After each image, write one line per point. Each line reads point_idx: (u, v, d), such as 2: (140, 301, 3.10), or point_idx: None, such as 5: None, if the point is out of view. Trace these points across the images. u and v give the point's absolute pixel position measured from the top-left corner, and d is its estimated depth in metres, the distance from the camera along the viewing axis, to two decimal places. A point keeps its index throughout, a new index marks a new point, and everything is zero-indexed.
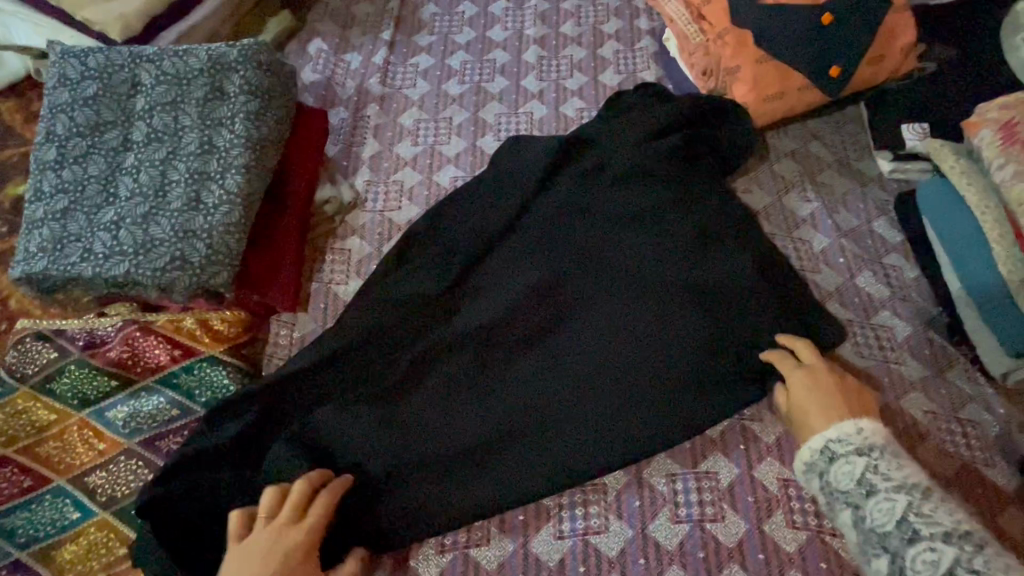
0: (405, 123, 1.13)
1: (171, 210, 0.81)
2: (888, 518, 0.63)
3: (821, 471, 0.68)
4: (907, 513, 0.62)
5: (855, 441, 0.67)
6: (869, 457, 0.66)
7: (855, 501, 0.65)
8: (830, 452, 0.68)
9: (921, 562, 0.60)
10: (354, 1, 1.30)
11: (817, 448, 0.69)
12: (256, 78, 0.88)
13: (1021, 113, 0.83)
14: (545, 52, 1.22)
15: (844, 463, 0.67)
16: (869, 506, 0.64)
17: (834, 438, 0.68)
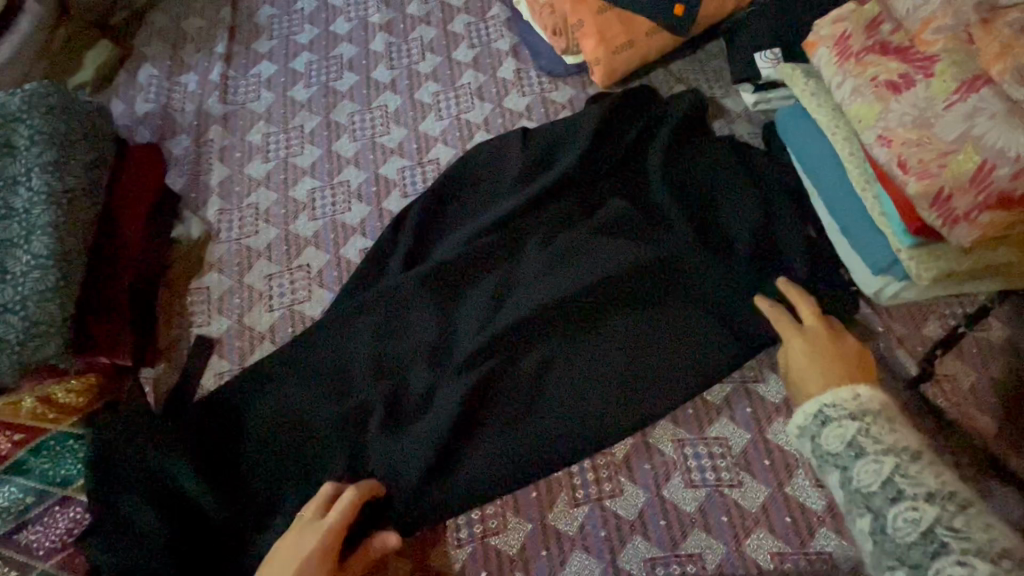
0: (253, 139, 1.06)
1: None
2: (874, 481, 0.54)
3: (814, 437, 0.59)
4: (893, 473, 0.53)
5: (848, 406, 0.58)
6: (861, 421, 0.57)
7: (843, 465, 0.56)
8: (823, 417, 0.59)
9: (902, 520, 0.51)
10: (182, 16, 1.20)
11: (812, 412, 0.60)
12: (49, 125, 0.81)
13: (853, 24, 0.80)
14: (393, 38, 1.15)
15: (836, 428, 0.57)
16: (855, 467, 0.55)
17: (828, 403, 0.59)
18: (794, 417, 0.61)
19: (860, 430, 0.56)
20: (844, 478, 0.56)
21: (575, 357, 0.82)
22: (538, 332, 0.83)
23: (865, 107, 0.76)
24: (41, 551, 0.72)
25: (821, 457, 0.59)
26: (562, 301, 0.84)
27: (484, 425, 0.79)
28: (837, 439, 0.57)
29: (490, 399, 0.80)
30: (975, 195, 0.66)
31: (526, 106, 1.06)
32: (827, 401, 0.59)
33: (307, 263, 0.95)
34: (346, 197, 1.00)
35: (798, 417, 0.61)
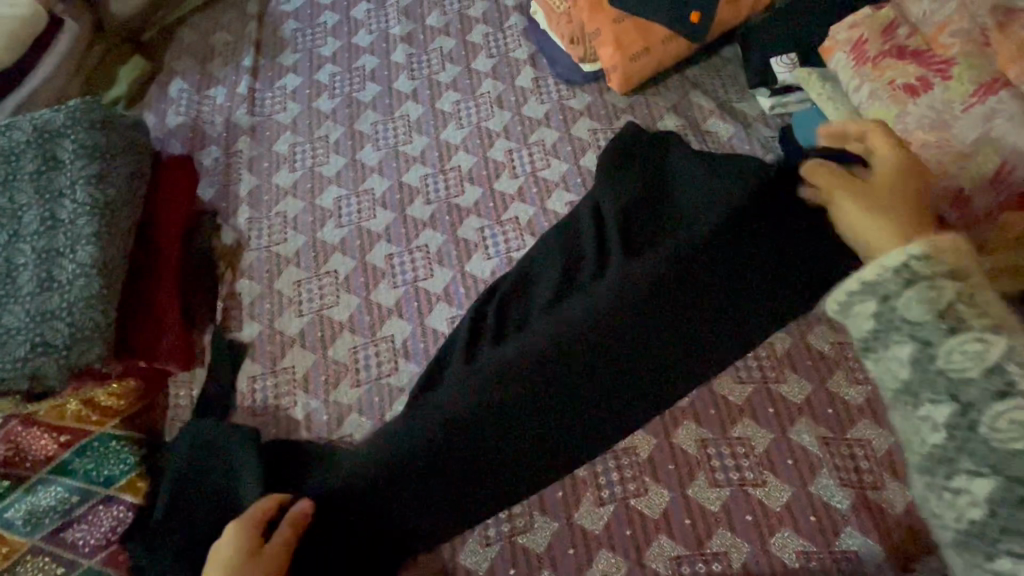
0: (280, 150, 1.09)
1: (25, 295, 0.78)
2: (974, 362, 0.48)
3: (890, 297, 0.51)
4: (1004, 358, 0.47)
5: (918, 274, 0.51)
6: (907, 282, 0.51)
7: (928, 337, 0.50)
8: (915, 272, 0.51)
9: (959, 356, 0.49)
10: (209, 31, 1.24)
11: (888, 268, 0.52)
12: (91, 139, 0.85)
13: (869, 29, 0.81)
14: (414, 49, 1.18)
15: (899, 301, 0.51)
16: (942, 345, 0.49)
17: (917, 254, 0.51)
18: (863, 270, 0.53)
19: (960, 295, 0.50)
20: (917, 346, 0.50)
21: (632, 381, 0.77)
22: (611, 343, 0.77)
23: (883, 110, 0.77)
24: (87, 548, 0.76)
25: (880, 318, 0.52)
26: (648, 313, 0.77)
27: (529, 456, 0.76)
28: (924, 307, 0.50)
29: (542, 432, 0.76)
30: (996, 196, 0.69)
31: (544, 113, 1.08)
32: (916, 254, 0.51)
33: (334, 269, 0.98)
34: (371, 205, 1.03)
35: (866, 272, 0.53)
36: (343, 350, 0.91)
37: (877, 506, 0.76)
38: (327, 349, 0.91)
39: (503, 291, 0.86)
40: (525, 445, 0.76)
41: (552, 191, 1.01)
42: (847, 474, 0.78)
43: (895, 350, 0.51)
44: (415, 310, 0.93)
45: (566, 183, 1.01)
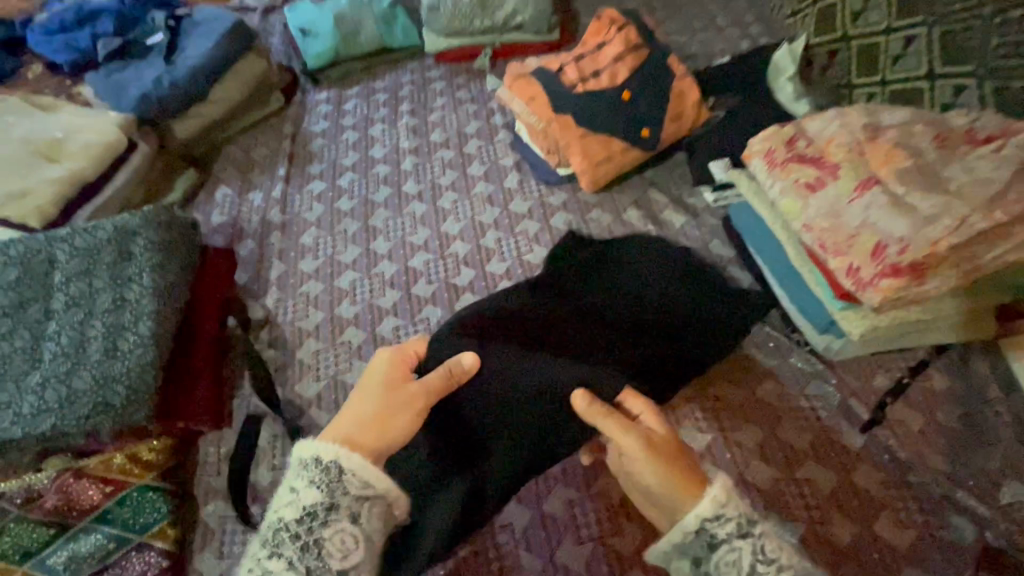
0: (306, 242, 1.30)
1: (91, 362, 0.93)
2: None
3: (697, 561, 0.72)
4: (753, 564, 0.68)
5: (730, 518, 0.69)
6: (751, 538, 0.69)
7: (698, 559, 0.71)
8: (710, 539, 0.70)
9: (724, 564, 0.69)
10: (251, 148, 1.51)
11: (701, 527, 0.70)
12: (158, 235, 1.04)
13: (776, 141, 1.04)
14: (420, 159, 1.43)
15: (729, 550, 0.69)
16: (716, 560, 0.70)
17: (705, 518, 0.69)
18: (673, 538, 0.72)
19: (756, 556, 0.68)
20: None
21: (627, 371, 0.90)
22: (620, 338, 0.93)
23: (790, 203, 0.98)
24: None
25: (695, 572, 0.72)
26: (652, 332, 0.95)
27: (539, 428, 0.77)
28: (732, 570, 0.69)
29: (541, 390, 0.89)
30: (875, 265, 0.83)
31: (527, 208, 1.30)
32: (704, 517, 0.69)
33: (348, 340, 1.13)
34: (381, 285, 1.21)
35: (676, 536, 0.72)
36: None
37: (826, 540, 0.85)
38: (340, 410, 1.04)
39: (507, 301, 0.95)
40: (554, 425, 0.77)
41: (534, 271, 1.19)
42: (797, 510, 0.89)
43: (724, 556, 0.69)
44: None
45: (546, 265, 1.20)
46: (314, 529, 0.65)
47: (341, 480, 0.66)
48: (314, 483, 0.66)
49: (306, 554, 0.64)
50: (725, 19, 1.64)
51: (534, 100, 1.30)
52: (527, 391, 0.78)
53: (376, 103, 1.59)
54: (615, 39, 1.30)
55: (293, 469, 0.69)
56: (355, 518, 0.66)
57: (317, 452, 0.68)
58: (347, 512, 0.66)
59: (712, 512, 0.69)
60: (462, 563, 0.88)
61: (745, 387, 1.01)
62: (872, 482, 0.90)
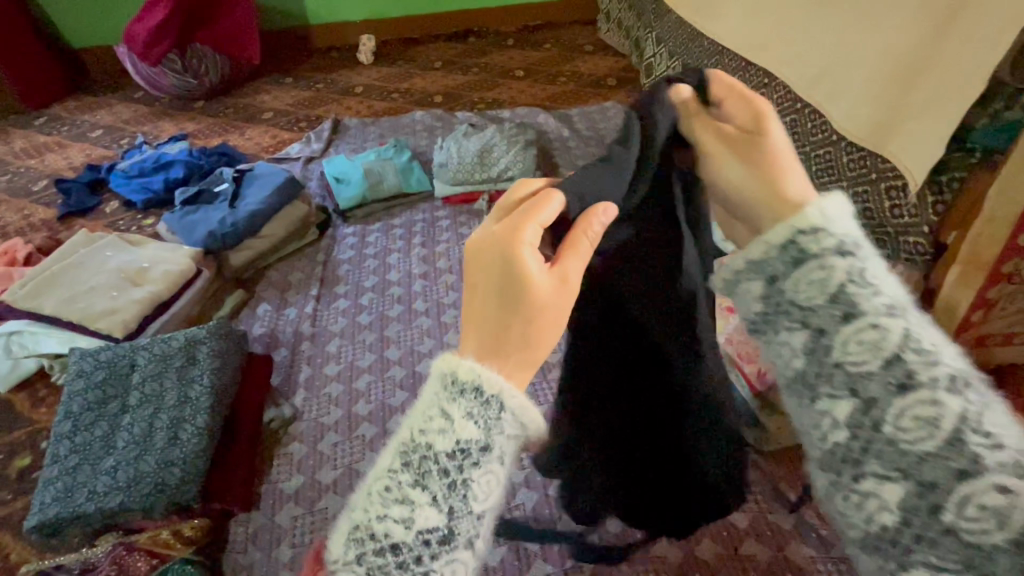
0: (330, 350, 1.56)
1: (155, 448, 1.14)
2: (926, 434, 0.46)
3: (774, 278, 0.54)
4: (901, 349, 0.48)
5: (835, 235, 0.51)
6: (856, 262, 0.50)
7: (872, 399, 0.49)
8: (798, 251, 0.52)
9: (909, 419, 0.47)
10: (289, 272, 1.83)
11: (801, 234, 0.52)
12: (218, 345, 1.31)
13: None
14: (428, 282, 1.75)
15: (817, 269, 0.51)
16: (820, 316, 0.51)
17: (803, 228, 0.52)
18: (760, 247, 0.54)
19: (838, 259, 0.50)
20: (852, 386, 0.50)
21: None
22: None
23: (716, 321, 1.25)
24: None
25: (771, 305, 0.55)
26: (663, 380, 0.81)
27: None
28: (816, 292, 0.51)
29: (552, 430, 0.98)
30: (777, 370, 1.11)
31: None
32: (802, 228, 0.52)
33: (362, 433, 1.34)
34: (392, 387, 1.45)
35: (756, 249, 0.55)
36: None
37: None
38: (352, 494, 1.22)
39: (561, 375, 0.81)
40: None
41: None
42: None
43: (802, 276, 0.52)
44: None
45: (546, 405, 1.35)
46: (465, 466, 0.49)
47: (500, 419, 0.50)
48: (472, 413, 0.49)
49: (451, 494, 0.50)
50: None
51: None
52: None
53: (394, 236, 1.95)
54: None
55: (434, 387, 0.51)
56: (507, 460, 0.51)
57: (462, 371, 0.50)
58: (502, 453, 0.50)
59: (815, 221, 0.52)
60: None
61: None
62: (802, 556, 1.06)
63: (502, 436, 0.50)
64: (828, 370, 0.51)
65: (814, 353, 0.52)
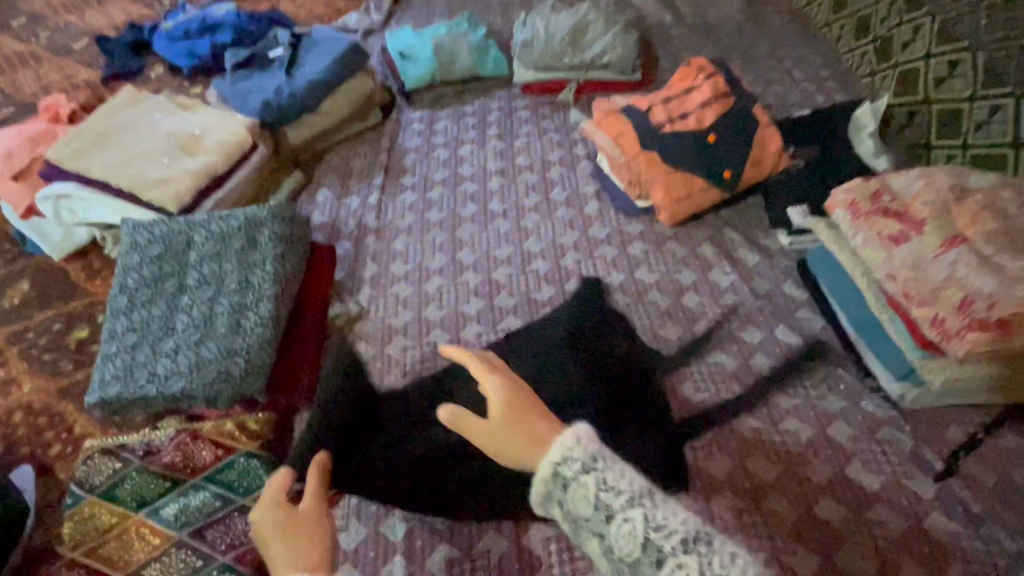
0: (397, 247, 1.40)
1: (218, 334, 1.03)
2: (634, 546, 0.60)
3: (558, 498, 0.66)
4: (648, 531, 0.60)
5: (578, 457, 0.66)
6: (596, 471, 0.65)
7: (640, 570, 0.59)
8: (562, 478, 0.66)
9: None
10: (350, 157, 1.64)
11: (548, 475, 0.67)
12: (282, 228, 1.16)
13: (859, 194, 1.09)
14: (505, 180, 1.53)
15: (577, 487, 0.64)
16: (612, 531, 0.61)
17: (557, 462, 0.66)
18: (536, 486, 0.68)
19: (601, 485, 0.63)
20: (621, 558, 0.61)
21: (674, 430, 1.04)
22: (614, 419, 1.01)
23: (874, 253, 1.03)
24: (223, 546, 0.93)
25: (558, 488, 0.66)
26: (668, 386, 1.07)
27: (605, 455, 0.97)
28: (586, 504, 0.63)
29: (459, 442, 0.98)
30: (962, 319, 0.89)
31: (606, 235, 1.38)
32: (556, 459, 0.67)
33: (434, 341, 1.22)
34: (467, 294, 1.29)
35: (539, 487, 0.67)
36: None
37: None
38: None
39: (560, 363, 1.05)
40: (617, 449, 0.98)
41: (611, 295, 1.26)
42: (866, 549, 0.92)
43: (556, 513, 0.66)
44: None
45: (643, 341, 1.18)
46: (607, 518, 0.62)
47: (636, 509, 0.61)
48: (586, 478, 0.64)
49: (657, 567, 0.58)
50: (803, 72, 1.70)
51: (623, 136, 1.39)
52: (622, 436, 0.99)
53: (466, 125, 1.71)
54: (702, 85, 1.39)
55: (559, 459, 0.67)
56: (654, 502, 0.62)
57: (578, 456, 0.66)
58: (638, 510, 0.61)
59: (561, 453, 0.66)
60: (538, 562, 0.93)
61: (815, 426, 1.05)
62: (943, 531, 0.92)
63: (620, 500, 0.62)
64: (581, 523, 0.64)
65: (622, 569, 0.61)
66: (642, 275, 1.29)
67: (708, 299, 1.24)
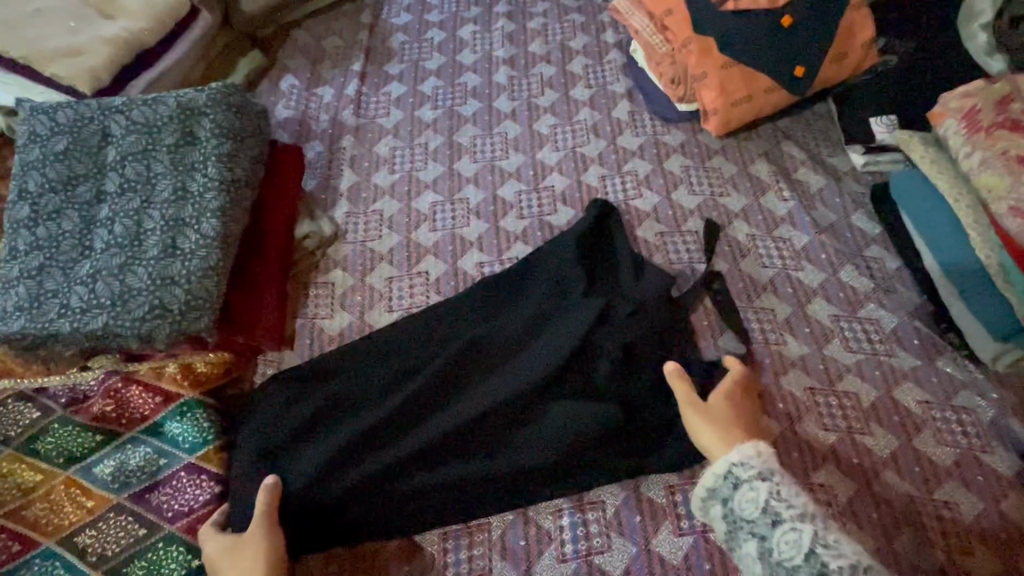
0: (381, 152, 1.14)
1: (148, 258, 0.81)
2: (795, 551, 0.56)
3: (725, 498, 0.62)
4: (814, 544, 0.56)
5: (756, 464, 0.62)
6: (771, 481, 0.61)
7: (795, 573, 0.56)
8: (733, 479, 0.62)
9: None
10: (322, 35, 1.31)
11: (721, 473, 0.63)
12: (227, 120, 0.89)
13: (982, 99, 0.85)
14: (515, 72, 1.24)
15: (748, 489, 0.61)
16: (775, 536, 0.58)
17: (736, 463, 0.63)
18: (704, 478, 0.64)
19: (773, 494, 0.60)
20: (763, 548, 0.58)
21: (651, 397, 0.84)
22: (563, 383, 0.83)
23: (995, 178, 0.81)
24: (169, 513, 0.77)
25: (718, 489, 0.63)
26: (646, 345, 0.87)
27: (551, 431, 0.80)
28: (752, 506, 0.60)
29: (414, 431, 0.82)
30: None
31: (638, 146, 1.12)
32: (734, 459, 0.63)
33: (426, 270, 1.00)
34: (466, 214, 1.06)
35: (709, 480, 0.64)
36: None
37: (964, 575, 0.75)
38: None
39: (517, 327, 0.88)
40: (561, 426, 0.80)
41: (642, 221, 1.03)
42: (933, 534, 0.78)
43: (715, 511, 0.63)
44: None
45: (680, 279, 0.98)
46: (768, 522, 0.58)
47: (803, 530, 0.57)
48: (783, 495, 0.60)
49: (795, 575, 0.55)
50: None
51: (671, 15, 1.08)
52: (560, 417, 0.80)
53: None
54: None
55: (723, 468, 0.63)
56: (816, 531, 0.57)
57: (736, 462, 0.63)
58: (801, 524, 0.57)
59: (739, 455, 0.63)
60: (546, 537, 0.79)
61: (881, 387, 0.88)
62: None
63: (789, 510, 0.58)
64: (738, 521, 0.61)
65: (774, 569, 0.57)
66: (682, 197, 1.06)
67: (761, 230, 1.02)
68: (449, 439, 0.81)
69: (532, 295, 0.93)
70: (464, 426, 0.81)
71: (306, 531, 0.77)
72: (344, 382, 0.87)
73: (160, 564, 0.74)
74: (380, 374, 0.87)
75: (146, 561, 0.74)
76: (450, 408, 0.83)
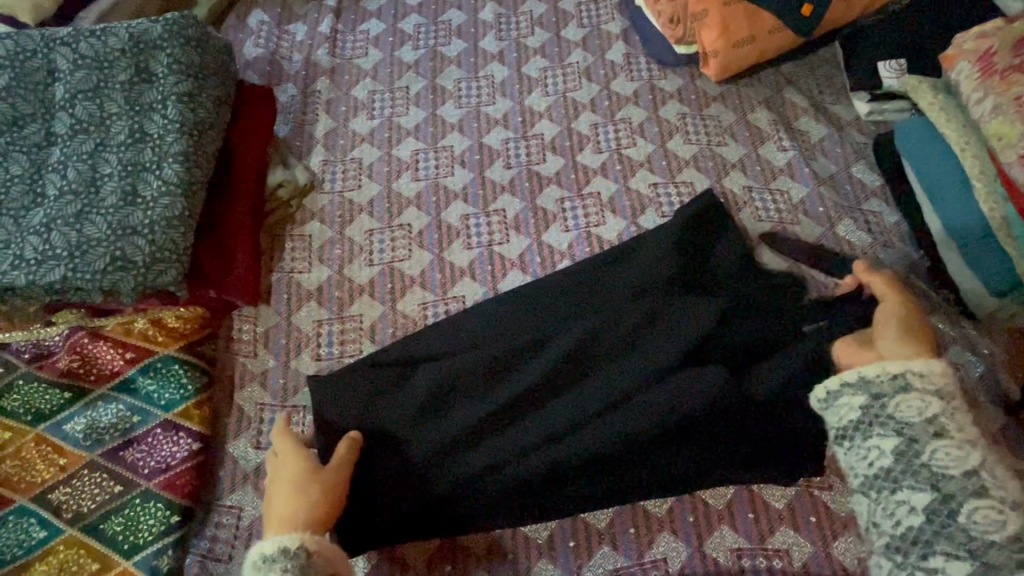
0: (359, 95, 1.06)
1: (105, 206, 0.75)
2: (952, 465, 0.57)
3: (878, 396, 0.62)
4: (975, 466, 0.57)
5: (935, 380, 0.61)
6: (945, 400, 0.60)
7: (950, 493, 0.57)
8: (906, 382, 0.61)
9: (978, 516, 0.56)
10: None
11: (891, 373, 0.62)
12: (186, 56, 0.82)
13: (999, 41, 0.81)
14: (503, 10, 1.15)
15: (916, 397, 0.60)
16: (932, 446, 0.58)
17: (914, 370, 0.61)
18: (867, 368, 0.63)
19: (942, 411, 0.60)
20: (906, 444, 0.59)
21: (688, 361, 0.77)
22: (592, 363, 0.79)
23: (1007, 126, 0.77)
24: (146, 470, 0.75)
25: (871, 411, 0.62)
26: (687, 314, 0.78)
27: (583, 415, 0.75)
28: (914, 412, 0.60)
29: (447, 417, 0.78)
30: None
31: (633, 91, 1.06)
32: (914, 369, 0.61)
33: (408, 223, 0.95)
34: (450, 163, 1.00)
35: (871, 371, 0.63)
36: (413, 306, 0.89)
37: None
38: (396, 302, 0.89)
39: (540, 297, 0.86)
40: (586, 405, 0.75)
41: (636, 171, 0.99)
42: None
43: (850, 399, 0.63)
44: (489, 273, 0.91)
45: None
46: (920, 435, 0.59)
47: (960, 451, 0.58)
48: (929, 410, 0.60)
49: (933, 482, 0.58)
50: None
51: None
52: (583, 399, 0.76)
53: None
54: None
55: (879, 369, 0.62)
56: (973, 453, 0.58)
57: (905, 367, 0.62)
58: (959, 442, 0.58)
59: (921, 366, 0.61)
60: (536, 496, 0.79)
61: None
62: None
63: (952, 425, 0.59)
64: (889, 422, 0.61)
65: (906, 460, 0.59)
66: (677, 147, 1.00)
67: (758, 182, 0.98)
68: (479, 427, 0.76)
69: (591, 267, 0.87)
70: (495, 415, 0.77)
71: (371, 527, 0.74)
72: (409, 356, 0.83)
73: (138, 521, 0.72)
74: (433, 341, 0.84)
75: (125, 517, 0.73)
76: (491, 391, 0.79)
